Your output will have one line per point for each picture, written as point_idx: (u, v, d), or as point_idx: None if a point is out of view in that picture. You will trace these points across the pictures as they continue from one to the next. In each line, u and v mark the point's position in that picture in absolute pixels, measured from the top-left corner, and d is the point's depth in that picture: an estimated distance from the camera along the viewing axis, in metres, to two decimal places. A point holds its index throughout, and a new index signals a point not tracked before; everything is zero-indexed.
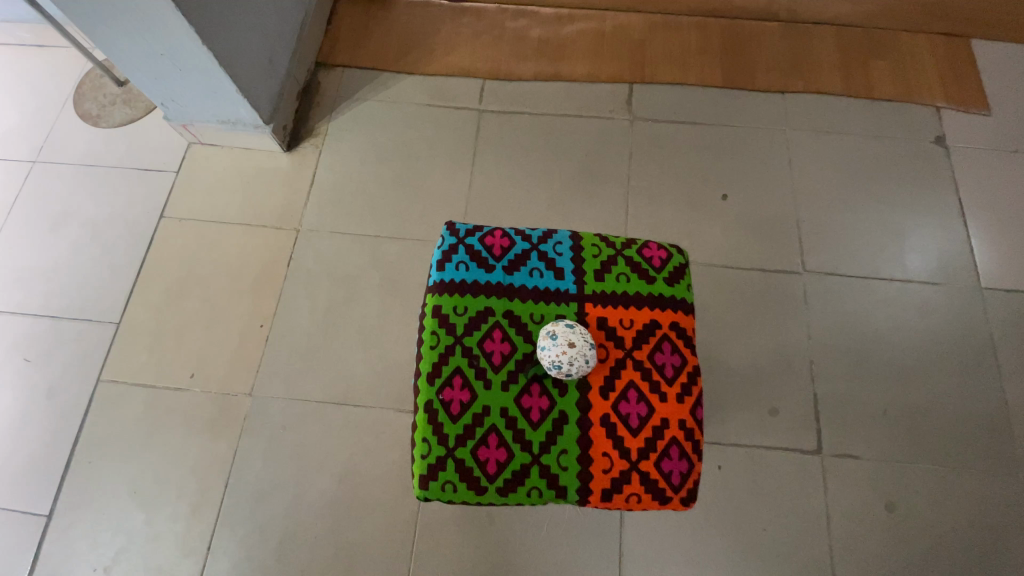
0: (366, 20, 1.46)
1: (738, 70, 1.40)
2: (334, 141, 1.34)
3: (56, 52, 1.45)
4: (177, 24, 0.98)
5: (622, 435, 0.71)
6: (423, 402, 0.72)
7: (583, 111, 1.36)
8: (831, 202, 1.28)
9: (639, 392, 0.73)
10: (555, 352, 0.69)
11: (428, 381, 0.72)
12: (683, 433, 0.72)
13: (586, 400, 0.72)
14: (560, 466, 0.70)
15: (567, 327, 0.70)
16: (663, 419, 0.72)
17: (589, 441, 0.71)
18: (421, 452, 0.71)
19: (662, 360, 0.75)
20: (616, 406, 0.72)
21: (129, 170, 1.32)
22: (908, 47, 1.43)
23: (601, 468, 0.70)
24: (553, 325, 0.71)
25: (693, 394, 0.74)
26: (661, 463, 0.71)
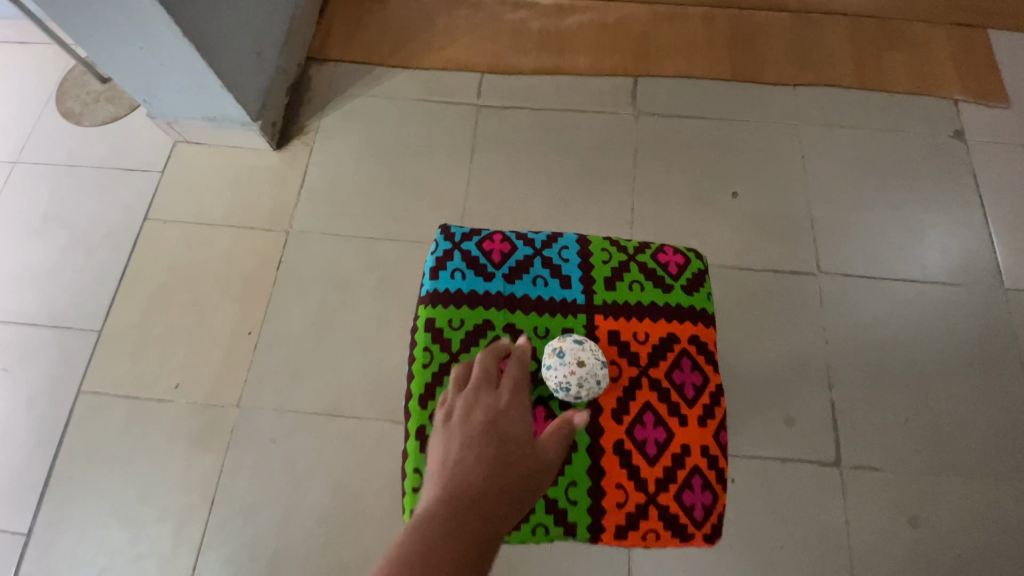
0: (359, 12, 1.40)
1: (747, 62, 1.34)
2: (326, 139, 1.28)
3: (37, 48, 1.40)
4: (156, 15, 0.92)
5: (638, 464, 0.66)
6: (416, 428, 0.67)
7: (586, 105, 1.31)
8: (845, 200, 1.23)
9: (656, 416, 0.68)
10: (563, 372, 0.65)
11: (420, 406, 0.67)
12: (705, 461, 0.67)
13: (598, 426, 0.67)
14: (569, 500, 0.65)
15: (575, 344, 0.66)
16: (683, 445, 0.67)
17: (601, 471, 0.66)
18: (413, 484, 0.65)
19: (681, 379, 0.70)
20: (630, 431, 0.67)
21: (112, 170, 1.26)
22: (924, 38, 1.37)
23: (615, 502, 0.65)
24: (560, 342, 0.67)
25: (716, 417, 0.69)
26: (682, 495, 0.66)
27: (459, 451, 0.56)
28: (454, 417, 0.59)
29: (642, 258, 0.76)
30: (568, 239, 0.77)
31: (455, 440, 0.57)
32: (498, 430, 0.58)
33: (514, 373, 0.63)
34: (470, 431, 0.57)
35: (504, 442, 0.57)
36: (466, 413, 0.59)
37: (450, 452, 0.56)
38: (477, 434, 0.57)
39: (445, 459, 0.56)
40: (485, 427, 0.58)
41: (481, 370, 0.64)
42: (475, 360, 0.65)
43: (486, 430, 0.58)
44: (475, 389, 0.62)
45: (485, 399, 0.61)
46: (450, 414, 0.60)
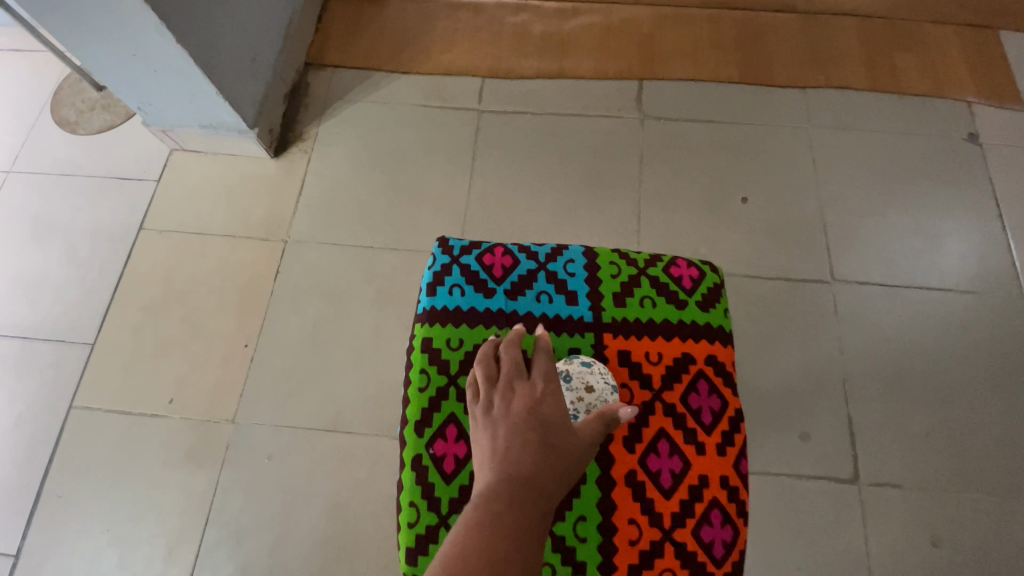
0: (358, 17, 1.38)
1: (754, 65, 1.31)
2: (324, 146, 1.26)
3: (33, 56, 1.38)
4: (148, 20, 0.89)
5: (652, 497, 0.63)
6: (412, 458, 0.64)
7: (590, 110, 1.28)
8: (858, 205, 1.19)
9: (671, 444, 0.65)
10: (570, 398, 0.62)
11: (416, 433, 0.65)
12: (725, 493, 0.63)
13: (609, 455, 0.64)
14: (578, 537, 0.62)
15: (583, 367, 0.63)
16: (701, 476, 0.64)
17: (613, 506, 0.63)
18: (409, 519, 0.62)
19: (698, 403, 0.66)
20: (644, 461, 0.64)
21: (107, 180, 1.24)
22: (935, 38, 1.34)
23: (628, 539, 0.62)
24: (566, 365, 0.64)
25: (736, 445, 0.65)
26: (700, 531, 0.62)
27: (506, 438, 0.54)
28: (491, 408, 0.56)
29: (653, 273, 0.72)
30: (575, 252, 0.74)
31: (496, 432, 0.54)
32: (542, 418, 0.55)
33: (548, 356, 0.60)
34: (513, 421, 0.54)
35: (550, 431, 0.54)
36: (504, 403, 0.56)
37: (493, 446, 0.54)
38: (520, 424, 0.54)
39: (489, 453, 0.53)
40: (528, 416, 0.55)
41: (512, 354, 0.60)
42: (504, 346, 0.61)
43: (529, 419, 0.55)
44: (511, 375, 0.58)
45: (524, 387, 0.57)
46: (487, 405, 0.57)
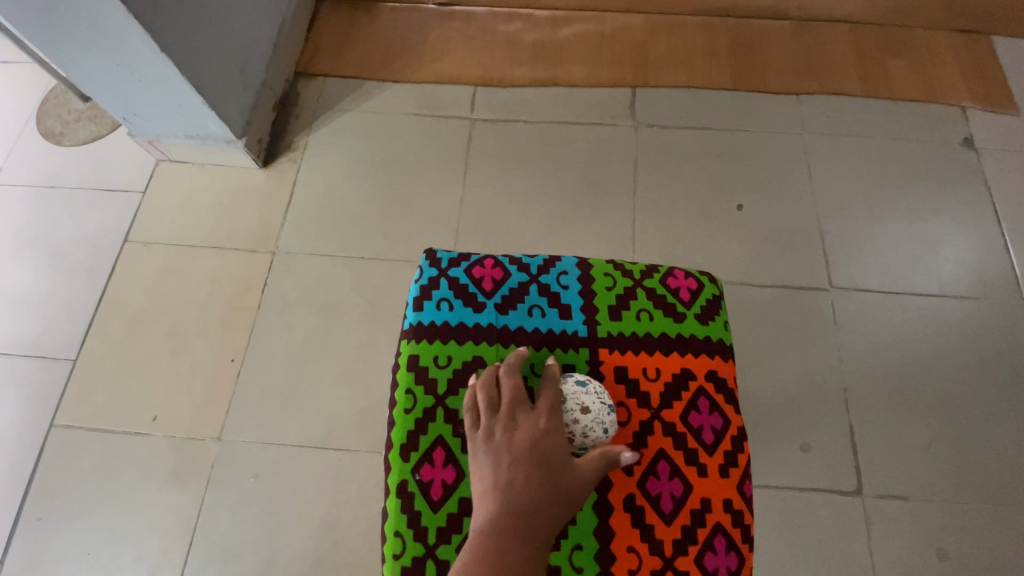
0: (349, 26, 1.37)
1: (747, 71, 1.31)
2: (314, 156, 1.24)
3: (18, 67, 1.36)
4: (132, 30, 0.88)
5: (653, 523, 0.61)
6: (397, 484, 0.61)
7: (583, 118, 1.26)
8: (855, 211, 1.18)
9: (671, 465, 0.62)
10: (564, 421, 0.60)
11: (401, 458, 0.62)
12: (728, 516, 0.61)
13: (606, 480, 0.62)
14: (574, 566, 0.60)
15: (577, 388, 0.61)
16: (703, 499, 0.61)
17: (610, 532, 0.60)
18: (394, 550, 0.60)
19: (699, 422, 0.64)
20: (643, 484, 0.62)
21: (92, 192, 1.22)
22: (928, 44, 1.34)
23: (628, 568, 0.59)
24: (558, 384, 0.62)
25: (739, 465, 0.63)
26: (703, 558, 0.60)
27: (507, 472, 0.53)
28: (493, 440, 0.56)
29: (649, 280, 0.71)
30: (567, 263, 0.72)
31: (498, 463, 0.54)
32: (544, 453, 0.55)
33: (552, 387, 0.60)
34: (516, 455, 0.54)
35: (552, 467, 0.54)
36: (505, 437, 0.56)
37: (495, 481, 0.53)
38: (522, 457, 0.54)
39: (491, 487, 0.53)
40: (530, 452, 0.54)
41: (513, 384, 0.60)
42: (505, 372, 0.61)
43: (531, 452, 0.54)
44: (513, 406, 0.58)
45: (527, 418, 0.57)
46: (488, 437, 0.56)
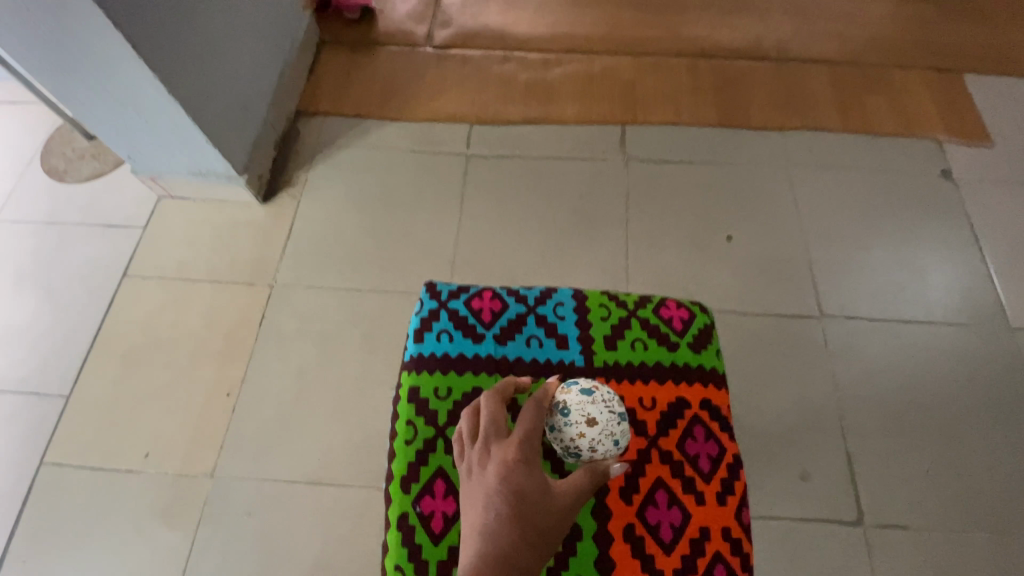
0: (349, 68, 1.42)
1: (731, 108, 1.36)
2: (313, 191, 1.26)
3: (26, 108, 1.40)
4: (138, 69, 0.91)
5: (653, 553, 0.60)
6: (398, 516, 0.61)
7: (575, 152, 1.31)
8: (841, 241, 1.21)
9: (669, 493, 0.62)
10: (570, 434, 0.59)
11: (402, 490, 0.62)
12: (728, 546, 0.61)
13: (605, 509, 0.62)
14: None
15: (582, 400, 0.60)
16: (701, 528, 0.61)
17: (611, 563, 0.60)
18: None
19: (695, 450, 0.64)
20: (642, 513, 0.62)
21: (93, 227, 1.23)
22: (902, 82, 1.41)
23: None
24: (563, 396, 0.61)
25: (737, 493, 0.63)
26: None
27: (481, 507, 0.54)
28: (472, 473, 0.57)
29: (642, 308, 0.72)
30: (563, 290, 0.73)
31: (474, 497, 0.55)
32: (516, 486, 0.55)
33: (528, 411, 0.59)
34: (490, 486, 0.55)
35: (524, 500, 0.54)
36: (482, 468, 0.57)
37: (474, 514, 0.54)
38: (495, 490, 0.55)
39: (469, 520, 0.54)
40: (504, 483, 0.55)
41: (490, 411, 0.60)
42: (483, 401, 0.61)
43: (503, 485, 0.55)
44: (489, 437, 0.59)
45: (503, 447, 0.57)
46: (467, 469, 0.58)
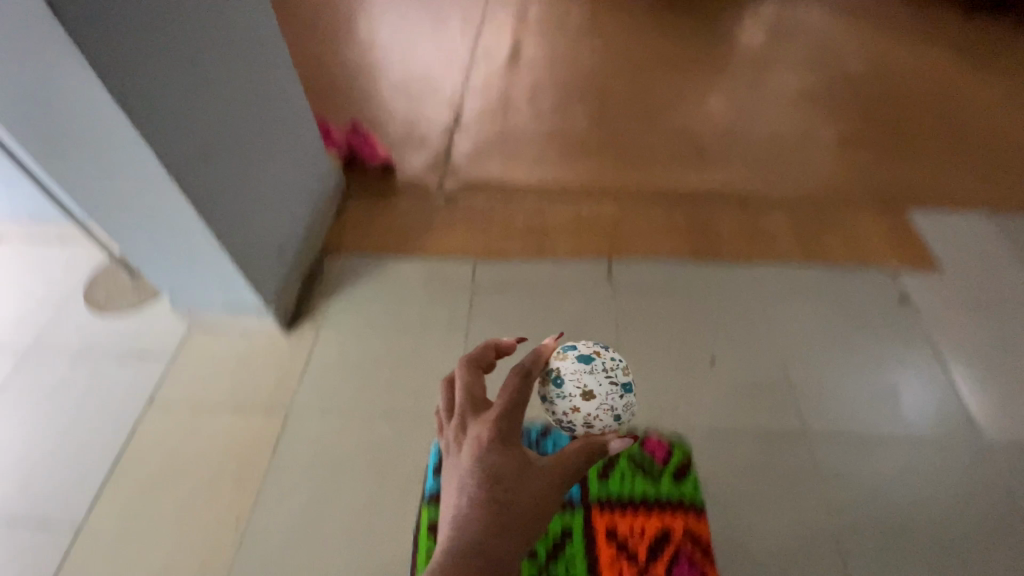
0: (370, 211, 1.63)
1: (704, 243, 1.55)
2: (332, 320, 1.39)
3: (80, 249, 1.57)
4: (189, 219, 1.10)
5: None
6: None
7: (569, 282, 1.46)
8: (817, 361, 1.32)
9: None
10: (571, 395, 0.86)
11: None
12: None
13: None
14: None
15: (580, 372, 0.87)
16: None
17: None
18: None
19: None
20: None
21: (125, 357, 1.33)
22: (851, 219, 1.62)
23: None
24: (566, 365, 0.88)
25: None
26: None
27: (457, 480, 0.66)
28: (454, 449, 0.69)
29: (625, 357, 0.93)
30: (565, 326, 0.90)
31: (454, 470, 0.67)
32: (486, 463, 0.65)
33: (501, 393, 0.68)
34: (464, 459, 0.66)
35: (492, 476, 0.64)
36: (462, 444, 0.68)
37: (453, 483, 0.66)
38: (468, 464, 0.65)
39: (449, 488, 0.66)
40: (480, 460, 0.65)
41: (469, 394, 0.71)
42: (463, 388, 0.73)
43: (474, 460, 0.65)
44: (469, 416, 0.70)
45: (479, 426, 0.68)
46: (449, 444, 0.70)
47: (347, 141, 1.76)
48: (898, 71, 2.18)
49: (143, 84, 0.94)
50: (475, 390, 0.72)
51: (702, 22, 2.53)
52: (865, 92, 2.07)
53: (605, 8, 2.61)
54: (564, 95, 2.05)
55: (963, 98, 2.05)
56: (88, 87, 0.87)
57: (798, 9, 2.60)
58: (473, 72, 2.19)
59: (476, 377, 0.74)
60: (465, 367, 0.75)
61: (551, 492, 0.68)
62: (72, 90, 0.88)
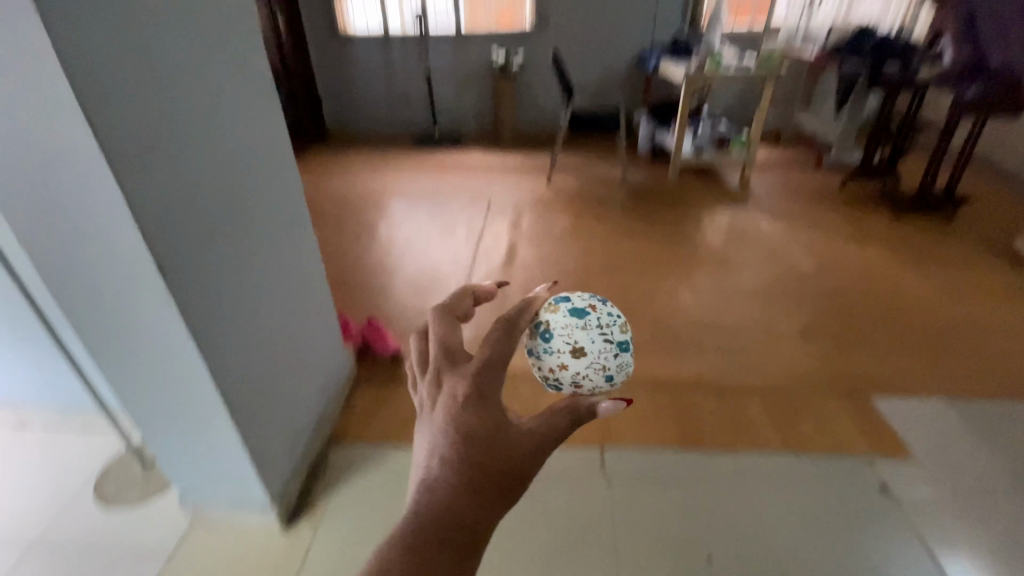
0: (377, 401, 1.77)
1: (689, 432, 1.66)
2: (332, 516, 1.42)
3: (100, 437, 1.65)
4: (224, 425, 1.23)
5: None
6: None
7: (563, 472, 1.53)
8: (811, 560, 1.33)
9: None
10: (562, 347, 0.97)
11: None
12: None
13: None
14: None
15: (572, 330, 0.98)
16: None
17: None
18: None
19: None
20: None
21: (121, 556, 1.35)
22: (821, 407, 1.76)
23: None
24: (559, 321, 0.99)
25: None
26: None
27: (433, 436, 0.66)
28: (428, 403, 0.69)
29: (616, 316, 1.03)
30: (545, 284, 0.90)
31: (429, 426, 0.68)
32: (463, 421, 0.66)
33: (482, 350, 0.69)
34: (440, 415, 0.67)
35: (468, 435, 0.66)
36: (438, 399, 0.68)
37: (428, 438, 0.67)
38: (445, 421, 0.66)
39: (424, 443, 0.67)
40: (455, 418, 0.66)
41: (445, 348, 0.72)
42: (439, 342, 0.73)
43: (450, 417, 0.66)
44: (444, 371, 0.70)
45: (456, 382, 0.69)
46: (424, 400, 0.70)
47: (361, 334, 1.98)
48: (842, 270, 2.53)
49: (210, 324, 1.13)
50: (451, 344, 0.73)
51: (669, 228, 2.99)
52: (815, 288, 2.39)
53: (586, 219, 3.13)
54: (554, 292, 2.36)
55: (903, 293, 2.36)
56: (164, 314, 1.06)
57: (749, 217, 3.10)
58: (475, 273, 2.56)
59: (451, 331, 0.75)
60: (440, 320, 0.76)
61: (529, 455, 0.68)
62: (153, 324, 1.08)
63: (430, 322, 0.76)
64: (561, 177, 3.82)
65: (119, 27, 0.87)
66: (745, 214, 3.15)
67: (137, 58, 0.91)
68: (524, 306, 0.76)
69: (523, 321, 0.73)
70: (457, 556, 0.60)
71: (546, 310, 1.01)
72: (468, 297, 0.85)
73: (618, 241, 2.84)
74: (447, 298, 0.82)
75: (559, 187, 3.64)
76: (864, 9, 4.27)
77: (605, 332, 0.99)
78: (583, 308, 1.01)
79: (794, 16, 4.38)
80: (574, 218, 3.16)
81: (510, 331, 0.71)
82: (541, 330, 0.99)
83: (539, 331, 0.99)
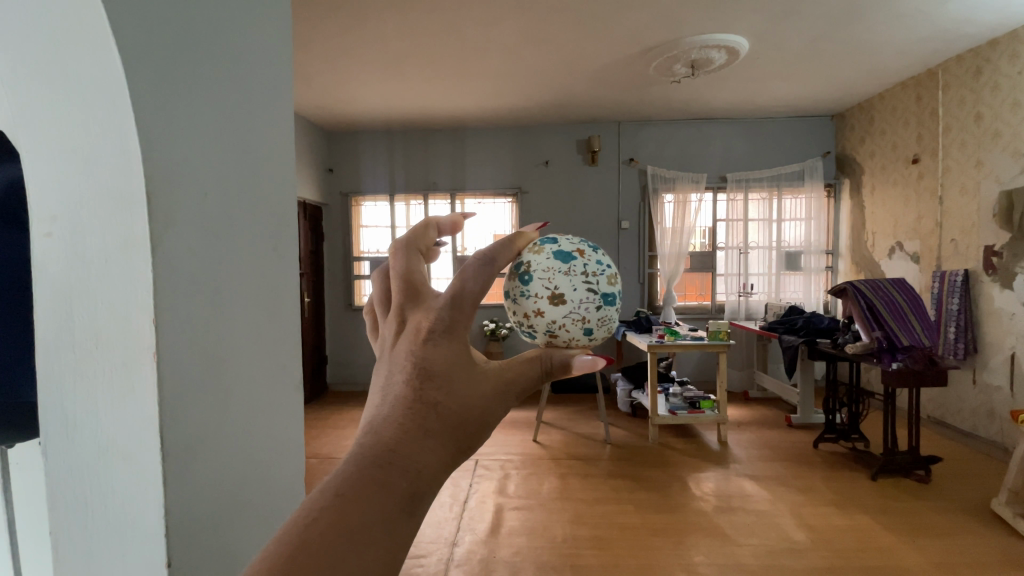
0: None
1: None
2: None
3: None
4: None
5: None
6: None
7: None
8: None
9: None
10: (534, 291, 1.06)
11: None
12: None
13: None
14: None
15: (544, 273, 1.07)
16: None
17: None
18: None
19: None
20: None
21: None
22: None
23: None
24: (543, 263, 1.08)
25: None
26: None
27: (390, 384, 0.63)
28: (390, 339, 0.67)
29: (601, 267, 1.12)
30: (527, 229, 0.89)
31: (389, 369, 0.64)
32: (423, 363, 0.63)
33: (457, 281, 0.66)
34: (401, 355, 0.64)
35: (426, 382, 0.62)
36: (402, 336, 0.66)
37: (387, 383, 0.63)
38: (405, 363, 0.63)
39: (381, 391, 0.63)
40: (414, 355, 0.63)
41: (409, 281, 0.69)
42: (400, 274, 0.71)
43: (409, 357, 0.63)
44: (409, 308, 0.68)
45: (418, 318, 0.66)
46: (387, 342, 0.67)
47: None
48: (834, 541, 2.50)
49: (205, 555, 0.93)
50: (416, 277, 0.71)
51: (654, 490, 3.05)
52: (810, 563, 2.31)
53: (571, 480, 3.20)
54: (541, 568, 2.28)
55: (901, 566, 2.28)
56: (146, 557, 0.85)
57: (731, 480, 3.18)
58: (460, 544, 2.51)
59: (417, 263, 0.73)
60: (404, 250, 0.73)
61: (492, 402, 0.66)
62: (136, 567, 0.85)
63: (392, 253, 0.73)
64: (547, 436, 4.02)
65: (205, 284, 0.93)
66: (726, 475, 3.26)
67: (205, 292, 0.94)
68: (505, 244, 0.75)
69: (504, 257, 0.72)
70: (398, 508, 0.54)
71: (531, 253, 1.11)
72: (435, 230, 0.82)
73: (605, 506, 2.84)
74: (412, 228, 0.78)
75: (545, 446, 3.80)
76: (789, 294, 5.22)
77: (588, 281, 1.08)
78: (567, 254, 1.10)
79: (732, 297, 5.30)
80: (560, 479, 3.22)
81: (488, 267, 0.68)
82: (524, 272, 1.09)
83: (523, 274, 1.09)
